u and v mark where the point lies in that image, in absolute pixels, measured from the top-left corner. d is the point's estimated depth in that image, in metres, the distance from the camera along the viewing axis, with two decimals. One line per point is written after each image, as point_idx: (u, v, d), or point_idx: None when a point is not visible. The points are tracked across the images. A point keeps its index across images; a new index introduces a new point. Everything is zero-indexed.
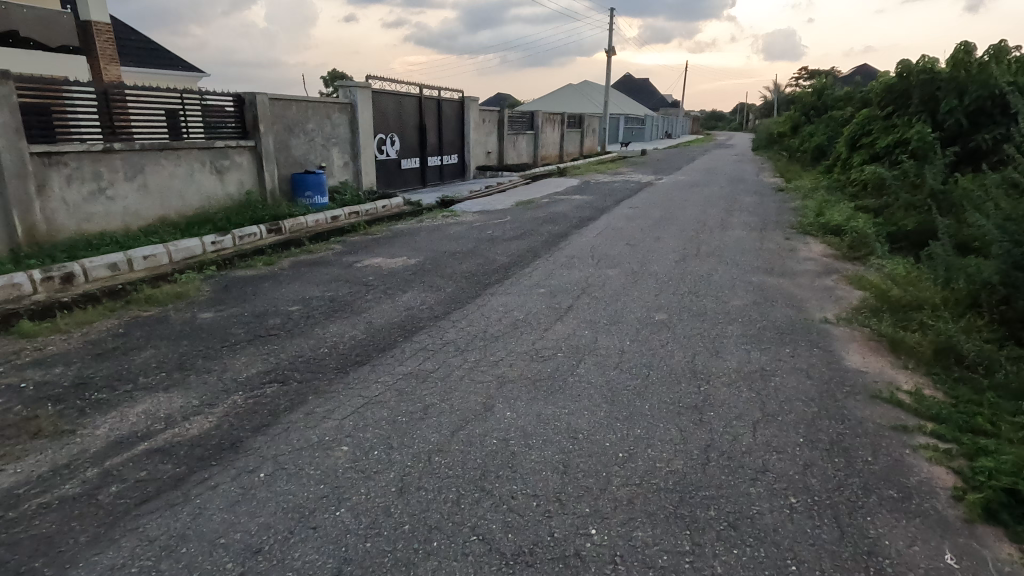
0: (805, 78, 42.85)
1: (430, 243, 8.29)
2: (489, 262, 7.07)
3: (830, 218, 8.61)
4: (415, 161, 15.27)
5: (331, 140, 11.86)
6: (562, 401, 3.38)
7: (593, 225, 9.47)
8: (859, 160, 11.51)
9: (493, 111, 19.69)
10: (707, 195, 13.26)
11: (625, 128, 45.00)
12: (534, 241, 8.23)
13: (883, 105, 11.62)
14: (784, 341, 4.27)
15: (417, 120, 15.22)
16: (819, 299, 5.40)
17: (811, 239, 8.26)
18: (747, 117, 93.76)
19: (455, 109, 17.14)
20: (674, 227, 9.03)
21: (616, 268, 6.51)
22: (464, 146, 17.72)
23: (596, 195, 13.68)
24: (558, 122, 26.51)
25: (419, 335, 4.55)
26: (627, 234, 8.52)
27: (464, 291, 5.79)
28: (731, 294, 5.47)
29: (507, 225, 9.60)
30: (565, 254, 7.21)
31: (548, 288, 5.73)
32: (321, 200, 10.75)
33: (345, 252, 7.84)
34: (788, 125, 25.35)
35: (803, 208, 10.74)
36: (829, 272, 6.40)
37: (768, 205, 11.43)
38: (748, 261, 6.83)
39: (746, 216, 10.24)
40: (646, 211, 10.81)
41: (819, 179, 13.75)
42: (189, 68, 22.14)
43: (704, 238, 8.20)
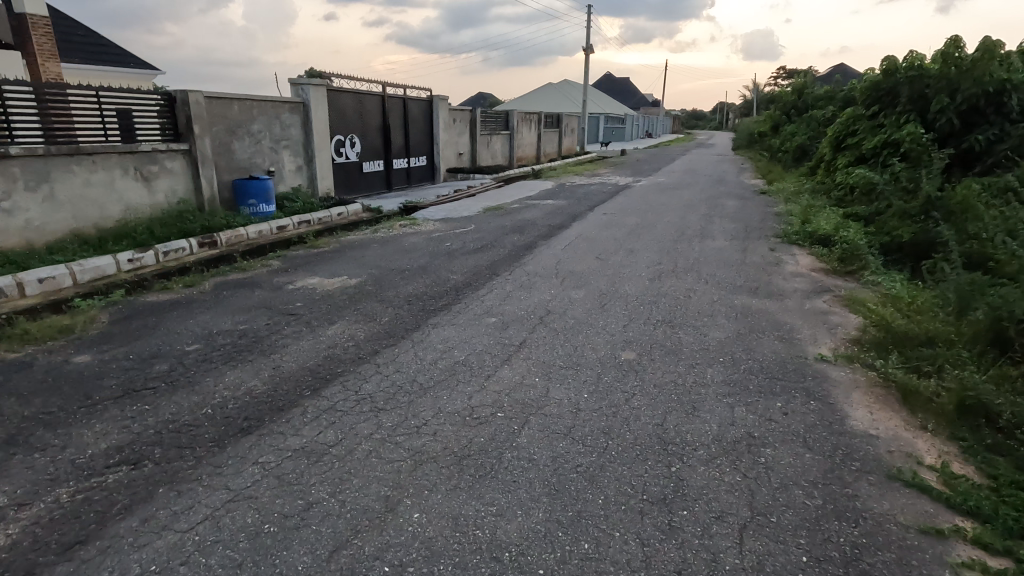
0: (784, 77, 42.70)
1: (379, 257, 7.45)
2: (441, 280, 6.27)
3: (817, 226, 7.94)
4: (379, 164, 14.40)
5: (281, 143, 10.92)
6: (491, 492, 2.58)
7: (562, 235, 8.69)
8: (844, 163, 10.91)
9: (465, 110, 18.82)
10: (686, 198, 12.57)
11: (605, 127, 44.42)
12: (496, 255, 7.43)
13: (868, 104, 11.03)
14: (774, 389, 3.52)
15: (381, 121, 14.32)
16: (811, 328, 4.69)
17: (797, 250, 7.57)
18: (727, 117, 94.11)
19: (423, 109, 16.29)
20: (650, 237, 8.29)
21: (583, 288, 5.74)
22: (433, 148, 16.88)
23: (570, 199, 12.92)
24: (535, 122, 25.69)
25: (332, 385, 3.72)
26: (597, 246, 7.77)
27: (403, 321, 4.97)
28: (711, 322, 4.73)
29: (469, 235, 8.79)
30: (526, 272, 6.43)
31: (500, 317, 4.93)
32: (266, 208, 9.80)
33: (281, 270, 6.96)
34: (769, 124, 24.91)
35: (786, 214, 10.10)
36: (819, 292, 5.71)
37: (749, 211, 10.76)
38: (730, 278, 6.10)
39: (727, 222, 9.56)
40: (621, 218, 10.07)
41: (801, 181, 13.17)
42: (143, 65, 20.78)
43: (681, 249, 7.46)
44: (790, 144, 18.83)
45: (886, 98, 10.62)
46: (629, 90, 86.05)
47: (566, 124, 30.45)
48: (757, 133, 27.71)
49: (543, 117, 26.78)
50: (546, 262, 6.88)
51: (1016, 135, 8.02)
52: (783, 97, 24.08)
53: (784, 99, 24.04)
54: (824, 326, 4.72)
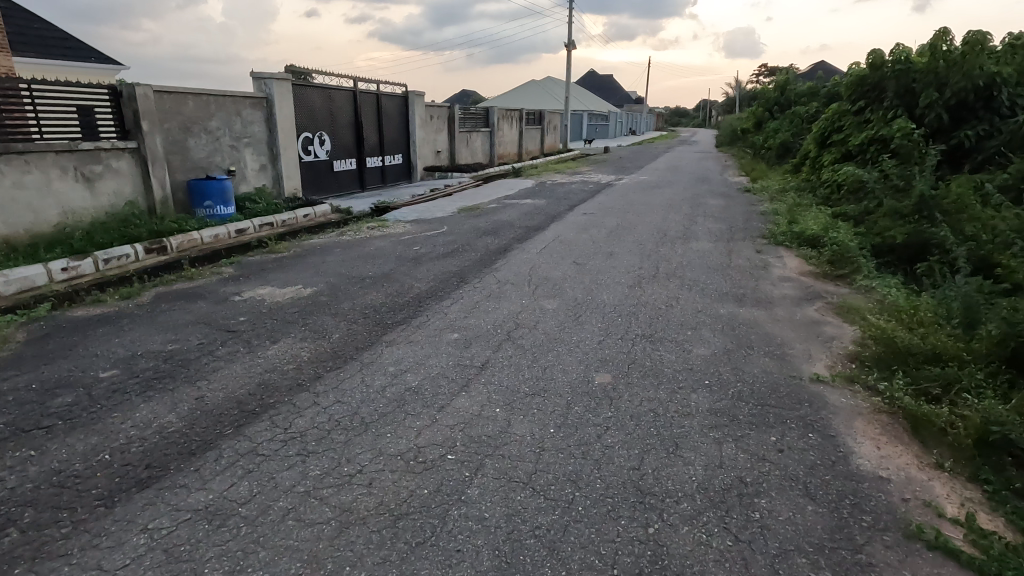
0: (765, 74, 42.75)
1: (341, 263, 6.92)
2: (404, 289, 5.77)
3: (805, 227, 7.58)
4: (351, 163, 13.82)
5: (242, 141, 10.30)
6: (428, 569, 2.09)
7: (539, 237, 8.23)
8: (830, 160, 10.59)
9: (443, 107, 18.26)
10: (669, 197, 12.19)
11: (589, 124, 44.09)
12: (467, 260, 6.95)
13: (853, 99, 10.72)
14: (767, 419, 3.08)
15: (352, 117, 13.72)
16: (803, 341, 4.28)
17: (784, 252, 7.19)
18: (710, 114, 94.52)
19: (398, 105, 15.72)
20: (631, 238, 7.87)
21: (557, 297, 5.29)
22: (409, 146, 16.32)
23: (549, 199, 12.46)
24: (516, 118, 25.19)
25: (261, 420, 3.21)
26: (575, 249, 7.33)
27: (355, 338, 4.46)
28: (695, 335, 4.30)
29: (441, 238, 8.29)
30: (497, 279, 5.95)
31: (463, 333, 4.45)
32: (224, 210, 9.18)
33: (232, 279, 6.41)
34: (752, 121, 24.69)
35: (771, 214, 9.75)
36: (810, 298, 5.32)
37: (734, 210, 10.41)
38: (714, 285, 5.68)
39: (711, 222, 9.18)
40: (601, 218, 9.64)
41: (786, 179, 12.87)
42: (106, 60, 19.83)
43: (664, 252, 7.05)
44: (774, 141, 18.56)
45: (872, 93, 10.31)
46: (612, 87, 85.93)
47: (548, 121, 29.98)
48: (740, 130, 27.49)
49: (525, 114, 26.29)
50: (519, 268, 6.42)
51: (1007, 130, 7.74)
52: (767, 94, 23.85)
53: (768, 95, 23.80)
54: (818, 339, 4.31)
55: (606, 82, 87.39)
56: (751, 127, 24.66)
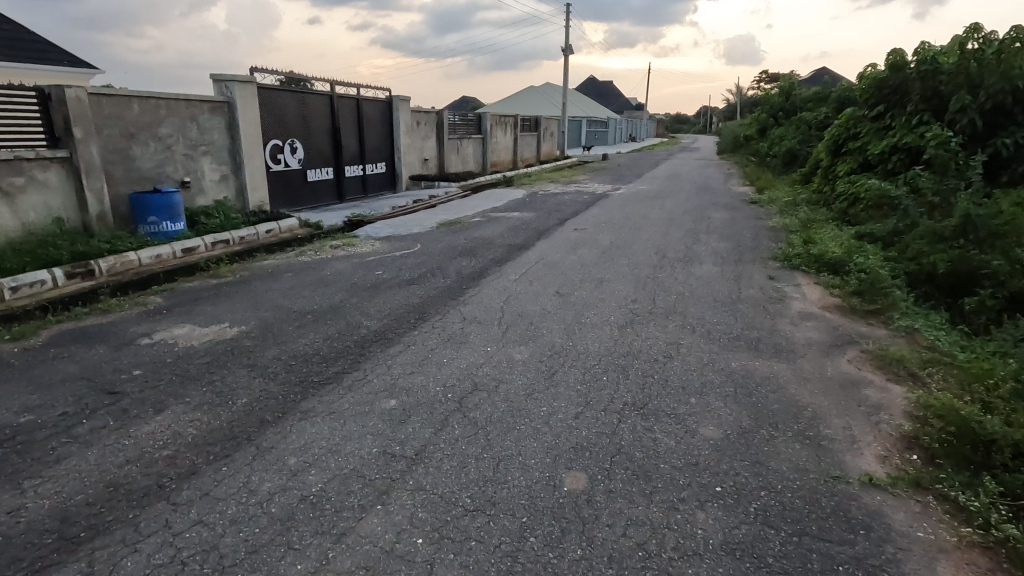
0: (766, 79, 41.92)
1: (287, 292, 5.97)
2: (349, 329, 4.80)
3: (823, 249, 6.64)
4: (328, 172, 12.91)
5: (198, 149, 9.37)
6: None
7: (520, 258, 7.27)
8: (845, 170, 9.66)
9: (431, 112, 17.35)
10: (669, 210, 11.22)
11: (587, 131, 43.25)
12: (433, 288, 6.00)
13: (870, 104, 9.80)
14: (810, 567, 2.10)
15: (329, 123, 12.82)
16: (840, 412, 3.31)
17: (801, 278, 6.24)
18: (710, 121, 93.83)
19: (381, 111, 14.84)
20: (625, 261, 6.91)
21: (530, 343, 4.32)
22: (393, 154, 15.44)
23: (539, 211, 11.52)
24: (510, 125, 24.29)
25: (78, 557, 2.23)
26: (560, 275, 6.37)
27: (263, 405, 3.49)
28: (699, 404, 3.33)
29: (409, 260, 7.33)
30: (462, 316, 4.99)
31: (404, 398, 3.49)
32: (171, 226, 8.23)
33: (153, 313, 5.45)
34: (755, 127, 23.76)
35: (781, 231, 8.80)
36: (840, 345, 4.35)
37: (740, 226, 9.46)
38: (722, 325, 4.70)
39: (716, 240, 8.21)
40: (592, 235, 8.70)
41: (795, 190, 11.96)
42: (78, 63, 18.92)
43: (662, 279, 6.08)
44: (780, 149, 17.62)
45: (892, 97, 9.39)
46: (612, 93, 85.23)
47: (544, 127, 29.09)
48: (743, 136, 26.57)
49: (519, 120, 25.39)
50: (491, 300, 5.45)
51: None
52: (771, 99, 22.92)
53: (772, 101, 22.86)
54: (857, 409, 3.34)
55: (606, 88, 86.67)
56: (754, 134, 23.71)
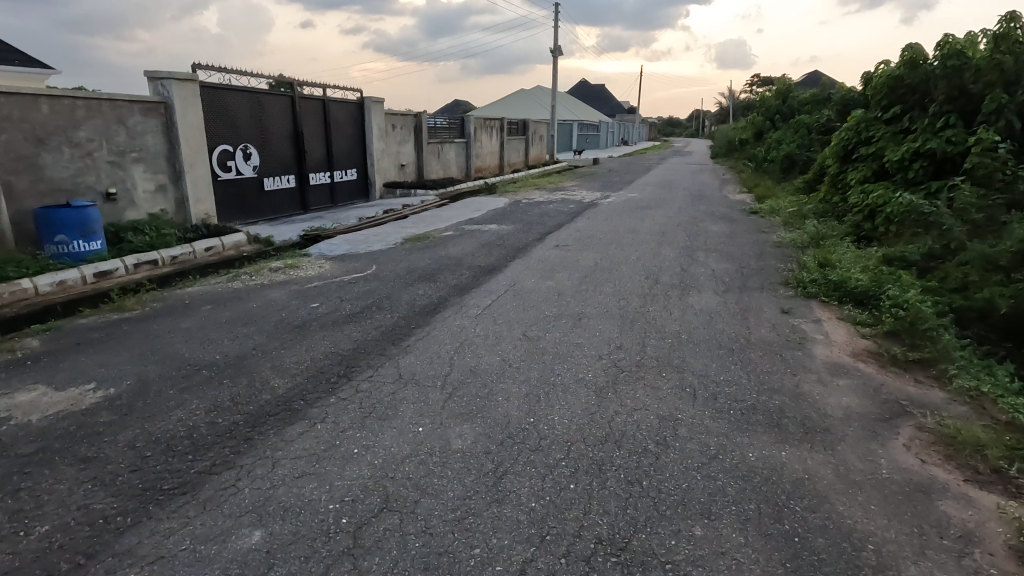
0: (760, 82, 41.11)
1: (195, 333, 4.86)
2: (249, 393, 3.70)
3: (844, 275, 5.61)
4: (290, 180, 11.79)
5: (128, 156, 8.22)
6: None
7: (487, 284, 6.19)
8: (857, 179, 8.69)
9: (408, 115, 16.27)
10: (662, 221, 10.18)
11: (578, 135, 42.33)
12: (376, 327, 4.91)
13: (883, 105, 8.88)
14: None
15: (290, 127, 11.72)
16: (917, 552, 2.23)
17: (819, 312, 5.20)
18: (703, 125, 93.36)
19: (350, 113, 13.76)
20: (611, 290, 5.84)
21: (477, 420, 3.24)
22: (364, 159, 14.37)
23: (519, 224, 10.46)
24: (496, 128, 23.21)
25: None
26: (532, 309, 5.28)
27: (68, 540, 2.36)
28: (708, 543, 2.25)
29: (358, 286, 6.24)
30: (399, 372, 3.91)
31: (279, 525, 2.40)
32: (86, 246, 7.07)
33: (14, 364, 4.31)
34: (751, 131, 22.80)
35: (789, 249, 7.75)
36: (888, 418, 3.30)
37: (741, 241, 8.41)
38: (731, 387, 3.63)
39: (716, 260, 7.15)
40: (575, 254, 7.61)
41: (799, 200, 10.97)
42: (32, 63, 17.76)
43: (655, 316, 5.01)
44: (778, 154, 16.67)
45: (909, 97, 8.47)
46: (603, 96, 84.55)
47: (532, 131, 28.03)
48: (737, 140, 25.67)
49: (506, 123, 24.30)
50: (441, 347, 4.37)
51: None
52: (767, 101, 22.02)
53: (768, 104, 21.96)
54: (938, 543, 2.29)
55: (598, 92, 85.99)
56: (749, 138, 22.80)
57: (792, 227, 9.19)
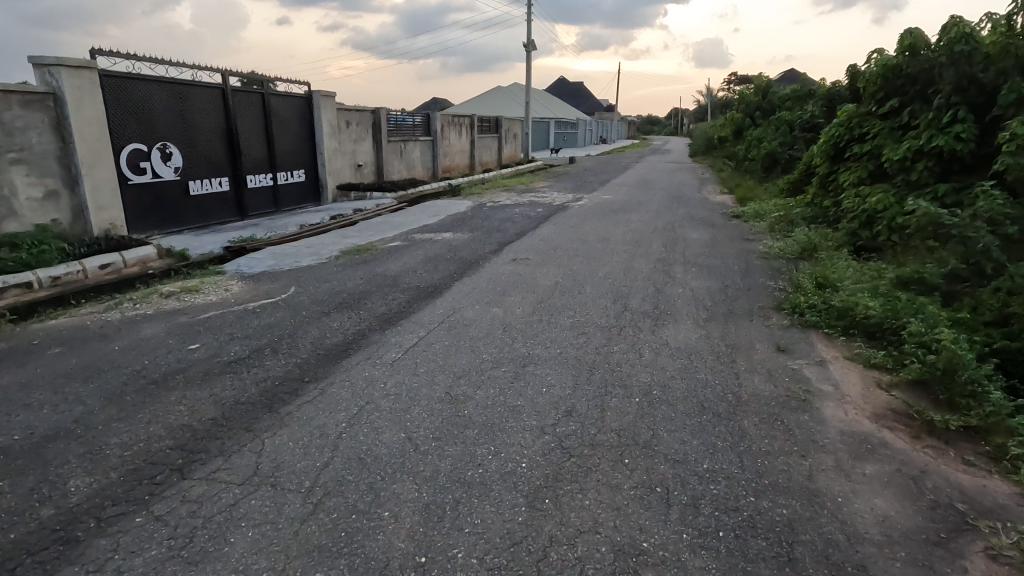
0: (737, 79, 40.58)
1: (15, 393, 3.66)
2: (25, 507, 2.53)
3: (851, 300, 4.63)
4: (222, 183, 10.51)
5: (4, 157, 6.91)
6: None
7: (421, 313, 5.09)
8: (850, 181, 7.80)
9: (366, 110, 15.04)
10: (636, 228, 9.16)
11: (555, 133, 41.35)
12: (259, 381, 3.77)
13: (878, 99, 8.02)
14: None
15: (222, 123, 10.44)
16: None
17: (822, 350, 4.22)
18: (681, 123, 93.24)
19: (296, 108, 12.51)
20: (569, 321, 4.78)
21: (343, 563, 2.13)
22: (314, 159, 13.13)
23: (478, 231, 9.37)
24: (466, 125, 22.06)
25: None
26: (468, 350, 4.19)
27: None
28: None
29: (263, 316, 5.07)
30: (258, 464, 2.78)
31: None
32: None
33: None
34: (730, 127, 21.96)
35: (778, 263, 6.79)
36: (946, 539, 2.28)
37: (723, 253, 7.43)
38: (719, 486, 2.58)
39: (696, 278, 6.14)
40: (534, 270, 6.55)
41: (785, 202, 10.06)
42: None
43: (621, 361, 3.95)
44: (760, 153, 15.82)
45: (908, 90, 7.61)
46: (582, 94, 83.81)
47: (506, 129, 26.92)
48: (716, 138, 24.87)
49: (476, 120, 23.14)
50: (333, 415, 3.25)
51: None
52: (747, 98, 21.20)
53: (748, 100, 21.14)
54: None
55: (577, 89, 85.23)
56: (729, 136, 21.97)
57: (778, 235, 8.26)
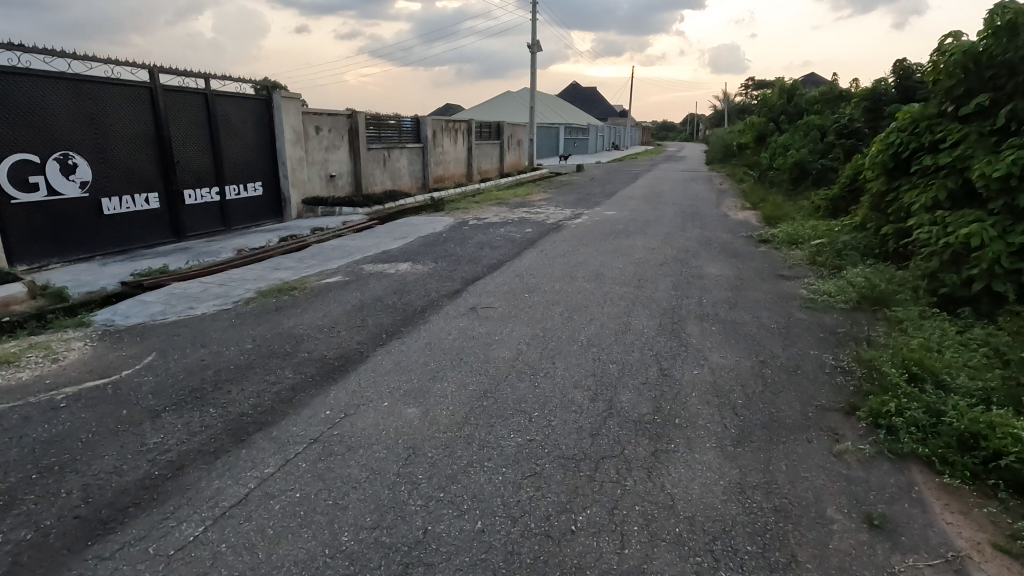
0: (755, 84, 38.54)
1: None
2: None
3: (981, 421, 2.81)
4: (151, 200, 8.93)
5: None
6: None
7: (297, 417, 3.32)
8: (922, 205, 5.96)
9: (341, 115, 13.44)
10: (640, 258, 7.35)
11: (563, 140, 39.60)
12: None
13: (957, 96, 6.17)
14: None
15: (150, 128, 8.84)
16: None
17: (949, 528, 2.39)
18: (696, 129, 91.07)
19: (252, 112, 10.93)
20: (517, 442, 2.99)
21: None
22: (275, 169, 11.53)
23: (444, 260, 7.62)
24: (461, 131, 20.43)
25: None
26: (325, 519, 2.41)
27: None
28: None
29: (58, 418, 3.35)
30: None
31: None
32: None
33: None
34: (751, 133, 20.01)
35: (833, 321, 4.92)
36: None
37: (755, 300, 5.57)
38: None
39: (719, 349, 4.30)
40: (493, 330, 4.76)
41: (826, 225, 8.20)
42: None
43: (585, 563, 2.15)
44: (787, 162, 13.87)
45: (1001, 83, 5.76)
46: (594, 100, 82.04)
47: (508, 135, 25.21)
48: (735, 144, 22.81)
49: (474, 126, 21.49)
50: None
51: None
52: (770, 101, 19.15)
53: (771, 103, 19.08)
54: None
55: (589, 95, 83.46)
56: (750, 143, 19.92)
57: (824, 275, 6.39)
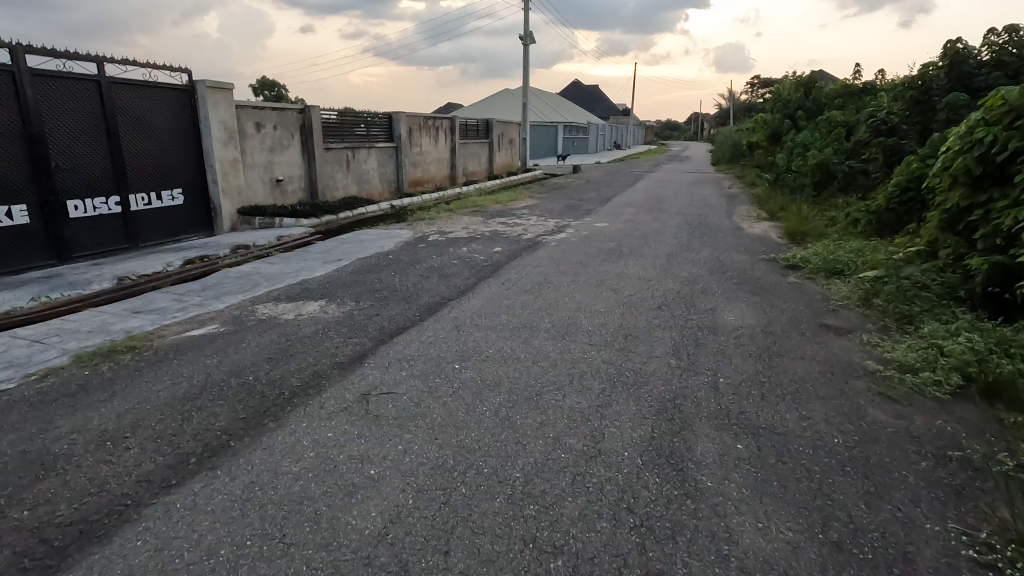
0: (763, 81, 36.58)
1: None
2: None
3: None
4: (18, 214, 7.11)
5: None
6: None
7: None
8: None
9: (290, 109, 11.59)
10: (632, 296, 5.48)
11: (562, 139, 37.72)
12: None
13: None
14: None
15: (15, 123, 7.01)
16: None
17: None
18: (701, 128, 89.08)
19: (170, 105, 9.10)
20: None
21: None
22: (202, 174, 9.72)
23: (372, 296, 5.77)
24: (444, 129, 18.53)
25: None
26: None
27: None
28: None
29: None
30: None
31: None
32: None
33: None
34: (763, 132, 18.08)
35: (935, 431, 3.03)
36: None
37: (797, 379, 3.69)
38: None
39: (756, 509, 2.41)
40: (377, 448, 2.89)
41: (876, 248, 6.31)
42: None
43: None
44: (808, 164, 11.96)
45: None
46: (596, 98, 80.11)
47: (498, 134, 23.26)
48: (745, 144, 20.87)
49: (458, 123, 19.58)
50: None
51: None
52: (783, 96, 17.12)
53: (785, 98, 17.03)
54: None
55: (591, 92, 81.50)
56: (763, 142, 17.90)
57: (893, 332, 4.48)
